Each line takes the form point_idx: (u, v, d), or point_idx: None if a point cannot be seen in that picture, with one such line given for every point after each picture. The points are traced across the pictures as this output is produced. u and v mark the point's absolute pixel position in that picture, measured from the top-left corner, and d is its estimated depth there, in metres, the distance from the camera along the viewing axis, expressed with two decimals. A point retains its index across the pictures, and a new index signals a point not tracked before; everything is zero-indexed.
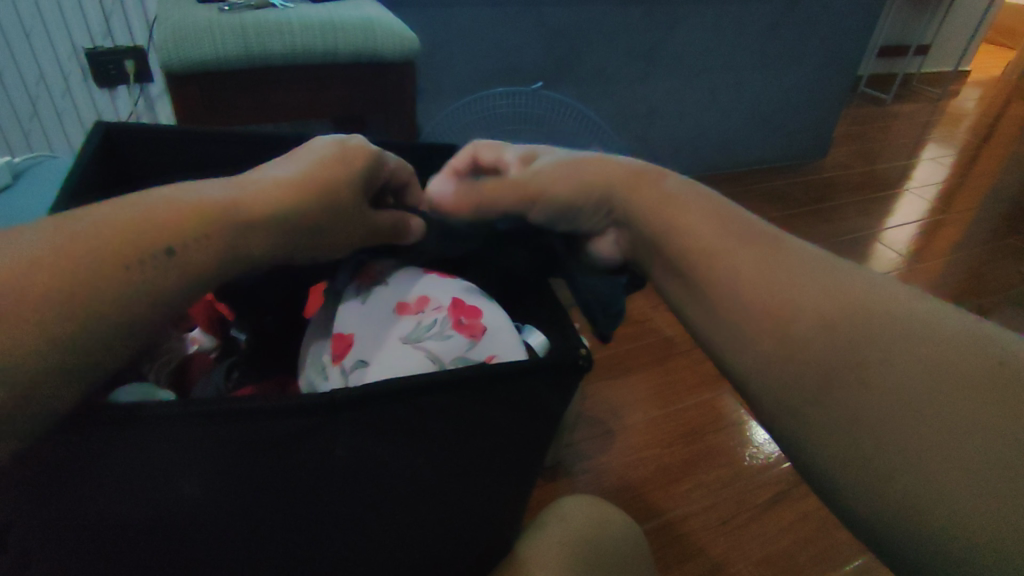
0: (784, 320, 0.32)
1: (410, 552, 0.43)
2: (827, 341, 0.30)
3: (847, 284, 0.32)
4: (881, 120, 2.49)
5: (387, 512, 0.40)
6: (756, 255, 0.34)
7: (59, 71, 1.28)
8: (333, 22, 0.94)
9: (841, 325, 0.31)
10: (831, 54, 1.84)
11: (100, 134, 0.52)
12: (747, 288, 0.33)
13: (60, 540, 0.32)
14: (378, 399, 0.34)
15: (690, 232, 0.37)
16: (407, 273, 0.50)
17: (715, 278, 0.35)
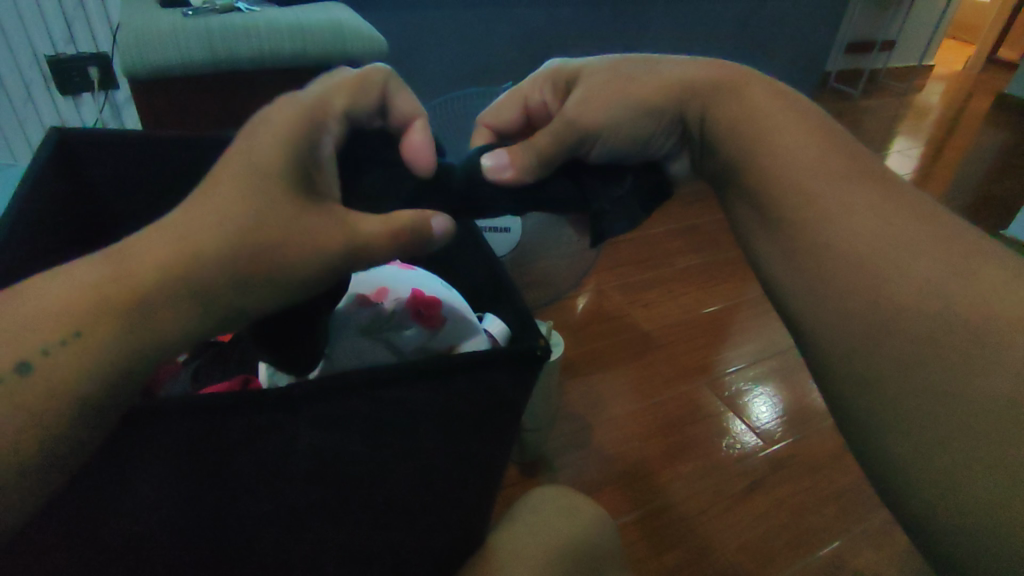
0: (855, 229, 0.43)
1: (375, 565, 0.41)
2: (876, 247, 0.41)
3: (957, 235, 0.41)
4: (850, 115, 2.54)
5: (357, 524, 0.39)
6: (869, 187, 0.44)
7: (19, 79, 1.24)
8: (301, 25, 0.92)
9: (895, 229, 0.42)
10: (800, 50, 1.87)
11: (56, 139, 0.50)
12: (841, 211, 0.43)
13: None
14: (338, 391, 0.33)
15: (797, 160, 0.45)
16: (364, 263, 0.48)
17: (823, 216, 0.44)
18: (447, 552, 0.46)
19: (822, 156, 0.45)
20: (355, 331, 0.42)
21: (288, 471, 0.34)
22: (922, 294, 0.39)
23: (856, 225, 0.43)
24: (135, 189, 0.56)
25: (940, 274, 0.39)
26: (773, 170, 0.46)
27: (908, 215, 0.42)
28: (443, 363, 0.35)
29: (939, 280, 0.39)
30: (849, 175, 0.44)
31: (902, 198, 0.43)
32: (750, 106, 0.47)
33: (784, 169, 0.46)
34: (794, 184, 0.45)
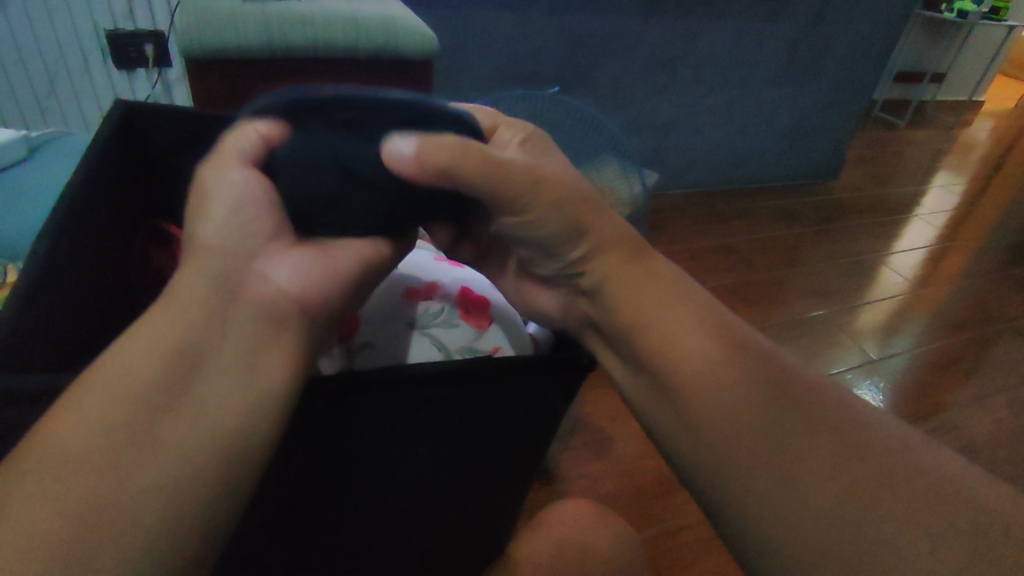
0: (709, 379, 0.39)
1: (402, 532, 0.44)
2: (756, 438, 0.36)
3: (838, 441, 0.35)
4: (894, 145, 2.49)
5: (381, 513, 0.41)
6: (738, 397, 0.38)
7: (79, 50, 1.27)
8: (356, 17, 0.93)
9: (756, 413, 0.37)
10: (849, 76, 1.84)
11: (119, 112, 0.51)
12: (692, 372, 0.40)
13: None
14: (383, 385, 0.33)
15: (686, 351, 0.41)
16: (411, 261, 0.49)
17: (685, 362, 0.40)
18: (471, 535, 0.48)
19: (714, 367, 0.39)
20: (406, 325, 0.43)
21: (328, 453, 0.35)
22: (791, 483, 0.34)
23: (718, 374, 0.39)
24: (190, 167, 0.57)
25: (760, 461, 0.36)
26: (670, 351, 0.41)
27: (762, 417, 0.37)
28: (489, 368, 0.34)
29: (759, 453, 0.36)
30: (712, 332, 0.41)
31: (776, 426, 0.36)
32: (620, 269, 0.44)
33: (647, 336, 0.42)
34: (642, 338, 0.42)
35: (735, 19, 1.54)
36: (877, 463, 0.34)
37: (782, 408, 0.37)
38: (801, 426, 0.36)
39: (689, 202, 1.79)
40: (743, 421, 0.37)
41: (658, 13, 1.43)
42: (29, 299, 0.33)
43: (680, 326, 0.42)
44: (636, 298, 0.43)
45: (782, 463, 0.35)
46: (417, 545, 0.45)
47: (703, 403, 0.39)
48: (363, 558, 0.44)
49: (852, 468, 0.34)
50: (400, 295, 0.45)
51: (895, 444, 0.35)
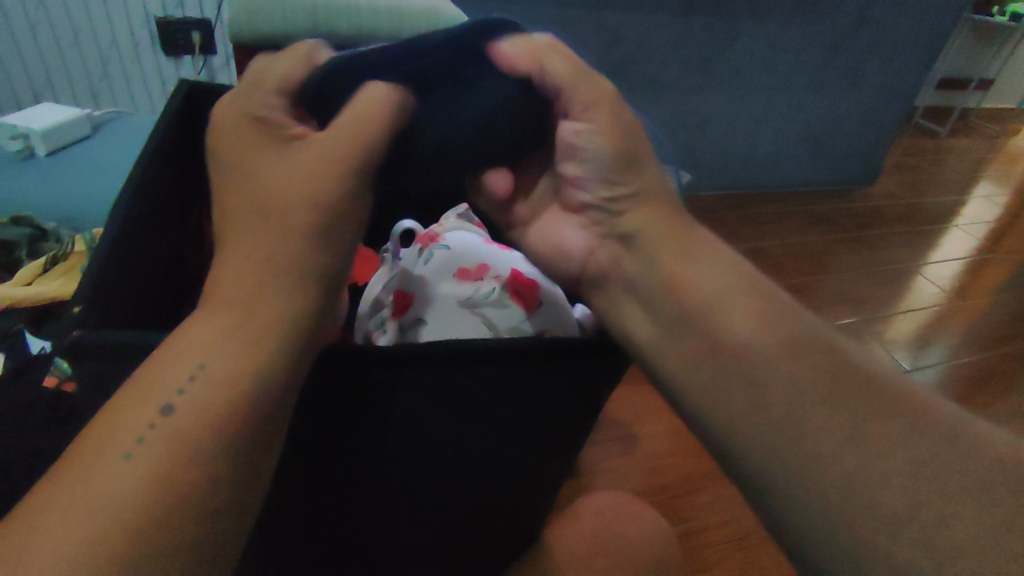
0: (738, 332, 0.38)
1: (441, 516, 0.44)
2: (810, 411, 0.34)
3: (901, 414, 0.33)
4: (934, 152, 2.43)
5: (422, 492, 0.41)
6: (789, 365, 0.35)
7: (130, 36, 1.31)
8: (401, 8, 0.94)
9: (809, 385, 0.34)
10: (891, 80, 1.80)
11: (183, 92, 0.52)
12: (737, 337, 0.37)
13: None
14: (435, 359, 0.34)
15: (727, 314, 0.38)
16: (465, 234, 0.49)
17: (726, 325, 0.38)
18: (506, 522, 0.48)
19: (758, 335, 0.37)
20: (456, 304, 0.44)
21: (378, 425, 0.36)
22: (859, 464, 0.31)
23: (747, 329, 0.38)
24: None
25: (805, 418, 0.34)
26: (709, 312, 0.39)
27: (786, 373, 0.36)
28: (540, 350, 0.35)
29: (789, 408, 0.35)
30: (755, 296, 0.39)
31: (835, 396, 0.34)
32: (656, 220, 0.43)
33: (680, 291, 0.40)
34: (681, 297, 0.40)
35: (775, 20, 1.52)
36: (941, 436, 0.32)
37: (841, 383, 0.34)
38: (861, 396, 0.33)
39: (721, 204, 1.77)
40: (807, 396, 0.34)
41: (697, 12, 1.42)
42: (105, 266, 0.35)
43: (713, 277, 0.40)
44: (683, 252, 0.42)
45: (848, 443, 0.32)
46: (454, 531, 0.45)
47: (750, 371, 0.36)
48: (401, 543, 0.45)
49: (920, 442, 0.31)
50: (452, 275, 0.45)
51: (952, 415, 0.33)
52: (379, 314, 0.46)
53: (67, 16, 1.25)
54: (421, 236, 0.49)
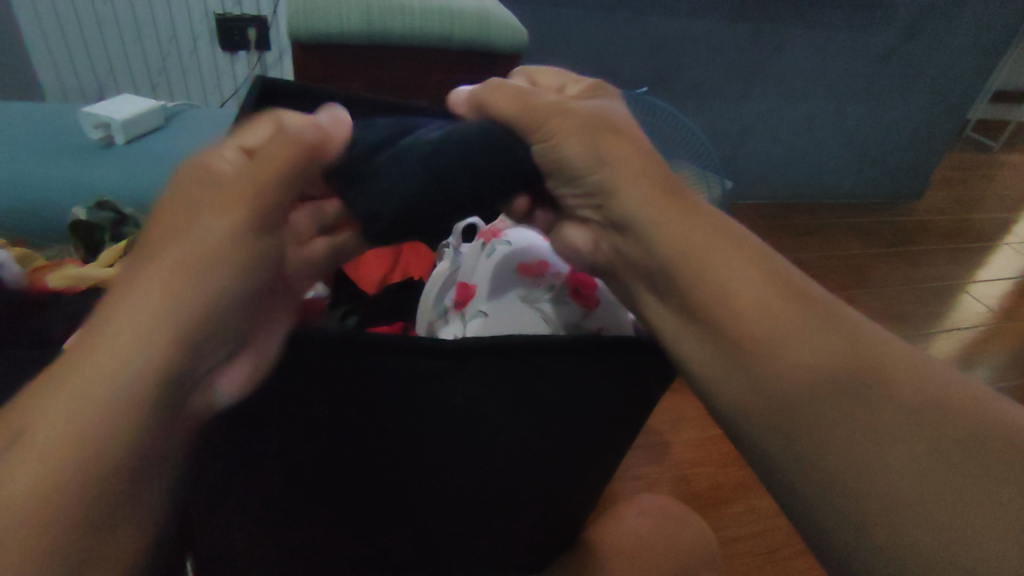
0: (773, 347, 0.35)
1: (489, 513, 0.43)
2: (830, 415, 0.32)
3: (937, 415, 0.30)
4: (986, 168, 2.35)
5: (463, 485, 0.40)
6: (806, 359, 0.34)
7: (189, 32, 1.37)
8: (452, 10, 0.96)
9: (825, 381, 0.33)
10: (942, 92, 1.75)
11: (257, 88, 0.53)
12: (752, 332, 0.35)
13: None
14: (500, 351, 0.34)
15: (738, 306, 0.36)
16: (527, 230, 0.50)
17: (740, 318, 0.35)
18: (551, 522, 0.47)
19: (777, 325, 0.35)
20: (516, 298, 0.45)
21: (437, 418, 0.36)
22: (873, 475, 0.30)
23: (779, 343, 0.35)
24: None
25: (833, 432, 0.32)
26: (718, 303, 0.36)
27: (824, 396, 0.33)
28: (599, 343, 0.35)
29: (842, 428, 0.32)
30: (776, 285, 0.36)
31: (849, 398, 0.32)
32: (655, 200, 0.40)
33: (701, 298, 0.37)
34: (689, 287, 0.37)
35: (822, 29, 1.50)
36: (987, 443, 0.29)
37: (863, 377, 0.32)
38: (885, 398, 0.31)
39: (760, 214, 1.74)
40: (815, 386, 0.33)
41: (743, 19, 1.40)
42: None
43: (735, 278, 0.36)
44: (680, 240, 0.38)
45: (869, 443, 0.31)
46: (500, 530, 0.45)
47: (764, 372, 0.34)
48: (447, 538, 0.44)
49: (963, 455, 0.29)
50: (515, 270, 0.46)
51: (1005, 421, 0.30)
52: (442, 304, 0.48)
53: (133, 10, 1.30)
54: (484, 232, 0.50)
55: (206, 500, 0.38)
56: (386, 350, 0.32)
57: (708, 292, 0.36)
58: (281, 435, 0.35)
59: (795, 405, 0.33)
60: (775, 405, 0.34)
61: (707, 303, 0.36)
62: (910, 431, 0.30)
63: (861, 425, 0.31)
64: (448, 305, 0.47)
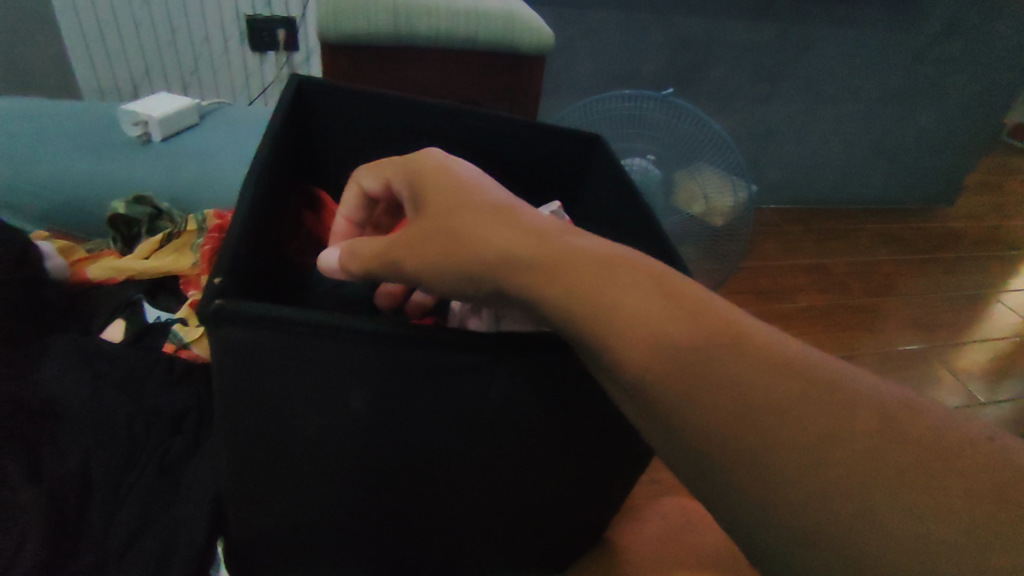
0: (695, 407, 0.26)
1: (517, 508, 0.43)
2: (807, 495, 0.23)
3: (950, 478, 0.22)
4: (1021, 173, 2.28)
5: (489, 479, 0.40)
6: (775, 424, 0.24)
7: (221, 34, 1.40)
8: (479, 11, 0.96)
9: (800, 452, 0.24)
10: (977, 94, 1.70)
11: (293, 85, 0.54)
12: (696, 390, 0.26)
13: (230, 398, 0.34)
14: (540, 351, 0.33)
15: (677, 355, 0.26)
16: None
17: (688, 379, 0.26)
18: (579, 517, 0.47)
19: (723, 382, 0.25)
20: None
21: (473, 412, 0.35)
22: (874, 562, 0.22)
23: (697, 397, 0.26)
24: (341, 140, 0.60)
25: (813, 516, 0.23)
26: (648, 358, 0.27)
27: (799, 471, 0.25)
28: None
29: (823, 514, 0.23)
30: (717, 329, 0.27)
31: (833, 470, 0.23)
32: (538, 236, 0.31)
33: (608, 336, 0.28)
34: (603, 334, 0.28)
35: (852, 29, 1.47)
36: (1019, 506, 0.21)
37: (850, 439, 0.24)
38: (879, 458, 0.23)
39: (785, 219, 1.72)
40: (783, 459, 0.24)
41: (769, 20, 1.39)
42: (239, 243, 0.36)
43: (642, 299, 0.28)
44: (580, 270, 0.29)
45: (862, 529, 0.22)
46: (528, 523, 0.45)
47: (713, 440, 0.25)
48: (474, 528, 0.44)
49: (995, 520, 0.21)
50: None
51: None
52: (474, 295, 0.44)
53: (167, 12, 1.34)
54: None
55: (241, 478, 0.38)
56: (426, 345, 0.32)
57: (626, 337, 0.27)
58: (317, 421, 0.35)
59: (752, 477, 0.25)
60: (733, 490, 0.25)
61: (638, 363, 0.27)
62: (886, 481, 0.22)
63: (838, 488, 0.23)
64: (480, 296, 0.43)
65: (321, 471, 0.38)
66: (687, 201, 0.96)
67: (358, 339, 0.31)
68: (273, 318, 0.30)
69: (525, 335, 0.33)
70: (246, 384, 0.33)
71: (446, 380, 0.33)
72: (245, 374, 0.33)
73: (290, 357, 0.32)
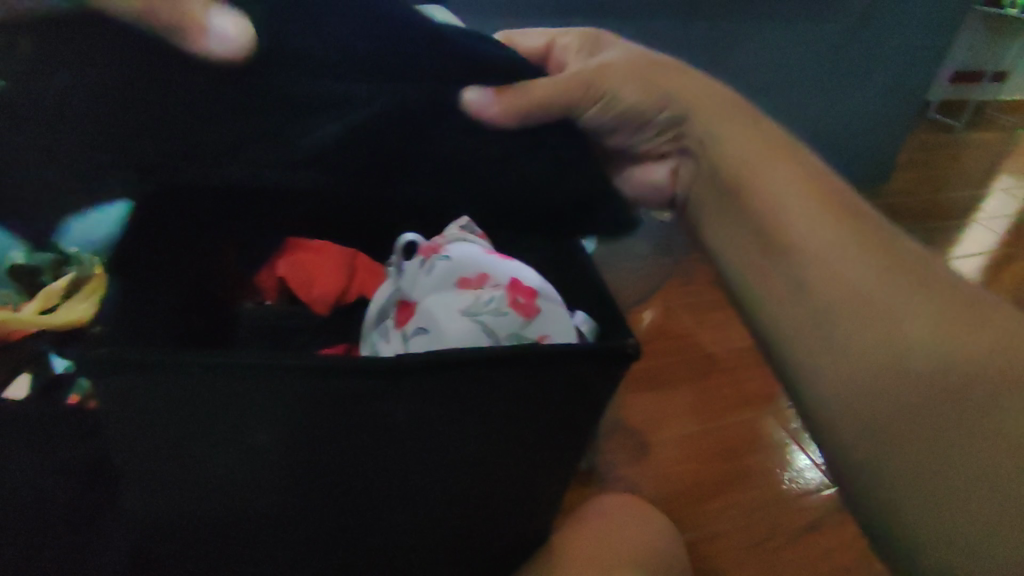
0: (808, 264, 0.41)
1: (446, 534, 0.42)
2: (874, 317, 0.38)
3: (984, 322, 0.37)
4: (950, 147, 2.39)
5: (412, 506, 0.39)
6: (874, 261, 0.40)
7: None
8: None
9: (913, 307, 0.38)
10: (899, 75, 1.78)
11: None
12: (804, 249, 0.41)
13: (129, 447, 0.34)
14: (438, 369, 0.34)
15: (785, 224, 0.42)
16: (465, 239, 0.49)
17: (790, 240, 0.42)
18: (513, 534, 0.46)
19: (856, 250, 0.40)
20: (457, 313, 0.45)
21: (383, 435, 0.35)
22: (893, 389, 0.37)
23: (800, 255, 0.42)
24: None
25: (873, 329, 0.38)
26: (792, 228, 0.42)
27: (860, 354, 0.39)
28: (537, 354, 0.35)
29: (861, 331, 0.39)
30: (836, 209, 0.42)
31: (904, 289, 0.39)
32: (732, 126, 0.45)
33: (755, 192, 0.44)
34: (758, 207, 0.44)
35: None
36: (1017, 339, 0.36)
37: (906, 278, 0.39)
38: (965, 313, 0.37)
39: None
40: (863, 292, 0.39)
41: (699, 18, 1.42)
42: None
43: (813, 238, 0.41)
44: (750, 159, 0.44)
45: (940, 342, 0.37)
46: (460, 547, 0.44)
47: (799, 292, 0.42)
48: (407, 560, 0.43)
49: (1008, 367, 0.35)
50: (454, 284, 0.47)
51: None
52: (385, 322, 0.49)
53: None
54: (422, 249, 0.48)
55: (154, 524, 0.37)
56: (324, 376, 0.32)
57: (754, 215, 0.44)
58: (220, 464, 0.35)
59: (824, 318, 0.40)
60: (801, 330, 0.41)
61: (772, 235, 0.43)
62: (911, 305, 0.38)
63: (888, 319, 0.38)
64: (390, 323, 0.48)
65: (234, 517, 0.37)
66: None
67: (252, 372, 0.31)
68: (157, 361, 0.31)
69: (417, 357, 0.33)
70: (141, 429, 0.33)
71: (349, 408, 0.34)
72: (141, 419, 0.33)
73: (180, 399, 0.32)
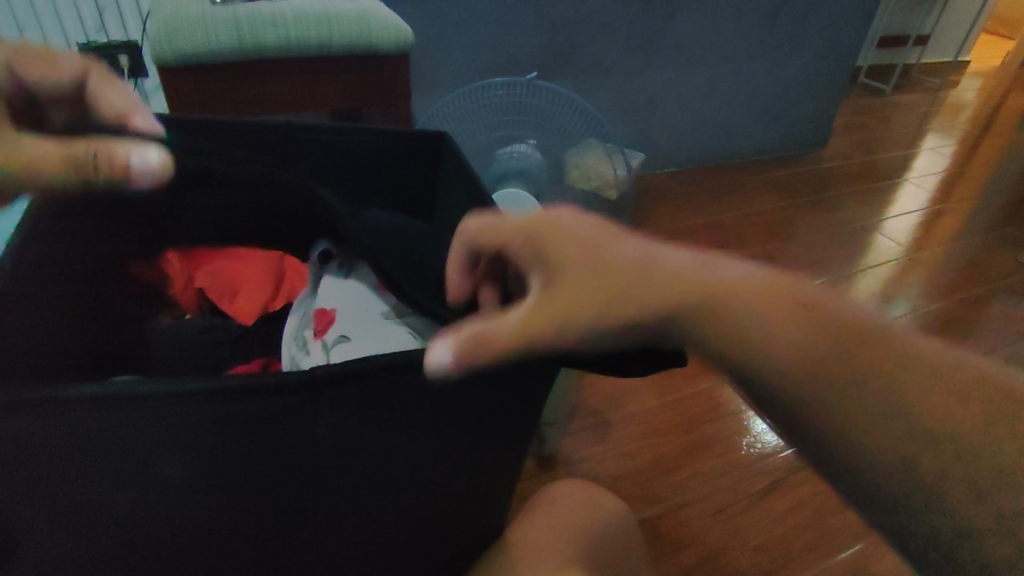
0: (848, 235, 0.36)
1: (389, 542, 0.41)
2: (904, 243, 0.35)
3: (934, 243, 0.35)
4: (881, 111, 2.45)
5: (349, 518, 0.37)
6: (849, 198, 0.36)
7: None
8: (328, 14, 0.83)
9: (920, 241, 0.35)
10: (831, 42, 1.81)
11: None
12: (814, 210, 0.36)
13: (17, 496, 0.30)
14: (357, 378, 0.32)
15: None
16: None
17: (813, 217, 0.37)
18: (463, 533, 0.45)
19: None
20: (380, 316, 0.45)
21: (308, 451, 0.33)
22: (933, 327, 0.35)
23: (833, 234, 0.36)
24: None
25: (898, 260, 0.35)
26: None
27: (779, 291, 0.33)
28: None
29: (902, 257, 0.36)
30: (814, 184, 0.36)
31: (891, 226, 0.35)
32: None
33: None
34: None
35: None
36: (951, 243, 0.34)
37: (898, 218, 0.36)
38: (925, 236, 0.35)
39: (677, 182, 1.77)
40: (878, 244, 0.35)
41: None
42: None
43: None
44: None
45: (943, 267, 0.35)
46: (407, 553, 0.42)
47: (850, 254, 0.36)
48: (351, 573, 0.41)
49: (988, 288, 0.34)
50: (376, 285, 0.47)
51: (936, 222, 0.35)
52: (303, 335, 0.46)
53: None
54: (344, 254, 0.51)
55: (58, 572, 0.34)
56: (231, 398, 0.30)
57: None
58: (127, 499, 0.32)
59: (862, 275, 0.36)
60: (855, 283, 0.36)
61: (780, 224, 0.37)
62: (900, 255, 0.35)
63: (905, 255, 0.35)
64: (309, 335, 0.45)
65: (151, 552, 0.34)
66: (581, 179, 0.88)
67: (149, 402, 0.28)
68: (38, 397, 0.27)
69: (333, 369, 0.31)
70: (28, 474, 0.29)
71: (266, 429, 0.31)
72: (27, 463, 0.29)
73: (73, 436, 0.29)
